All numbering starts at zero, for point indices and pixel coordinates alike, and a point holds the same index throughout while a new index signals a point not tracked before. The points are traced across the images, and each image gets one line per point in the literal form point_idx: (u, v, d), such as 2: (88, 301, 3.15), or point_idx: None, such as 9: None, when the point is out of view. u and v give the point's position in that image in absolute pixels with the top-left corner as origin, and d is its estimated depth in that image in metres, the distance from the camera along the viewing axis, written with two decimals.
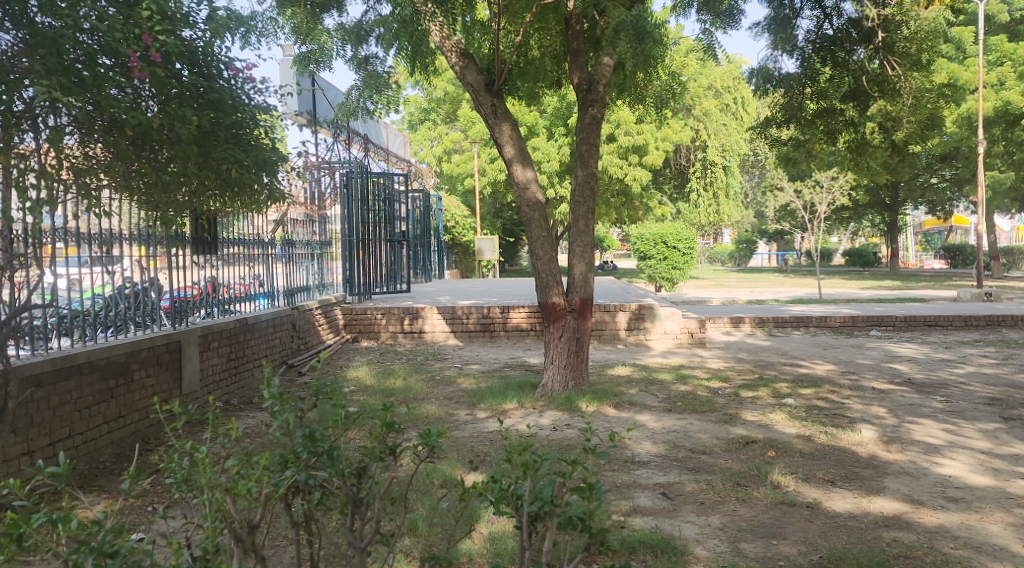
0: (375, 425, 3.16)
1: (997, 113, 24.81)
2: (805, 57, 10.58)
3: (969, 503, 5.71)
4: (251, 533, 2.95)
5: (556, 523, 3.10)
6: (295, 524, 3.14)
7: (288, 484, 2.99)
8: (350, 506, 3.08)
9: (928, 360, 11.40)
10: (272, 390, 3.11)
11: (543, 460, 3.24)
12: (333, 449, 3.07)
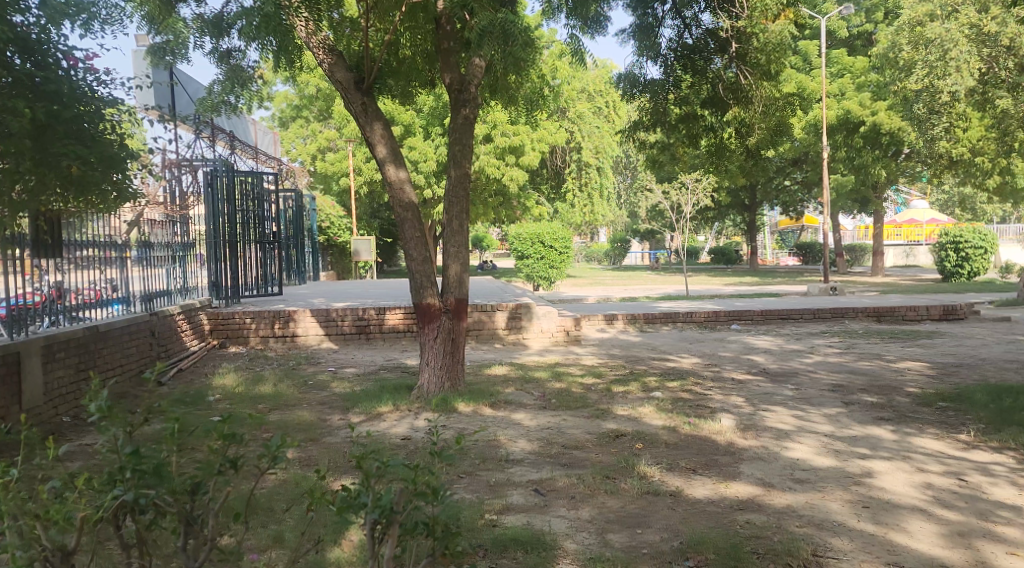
0: (212, 439, 3.03)
1: (840, 121, 26.85)
2: (667, 64, 11.13)
3: (813, 484, 6.13)
4: (65, 560, 2.85)
5: (399, 529, 3.14)
6: (125, 548, 2.98)
7: (111, 507, 2.85)
8: (183, 527, 2.99)
9: (782, 351, 12.11)
10: (96, 404, 2.90)
11: (387, 465, 3.20)
12: (161, 466, 2.90)
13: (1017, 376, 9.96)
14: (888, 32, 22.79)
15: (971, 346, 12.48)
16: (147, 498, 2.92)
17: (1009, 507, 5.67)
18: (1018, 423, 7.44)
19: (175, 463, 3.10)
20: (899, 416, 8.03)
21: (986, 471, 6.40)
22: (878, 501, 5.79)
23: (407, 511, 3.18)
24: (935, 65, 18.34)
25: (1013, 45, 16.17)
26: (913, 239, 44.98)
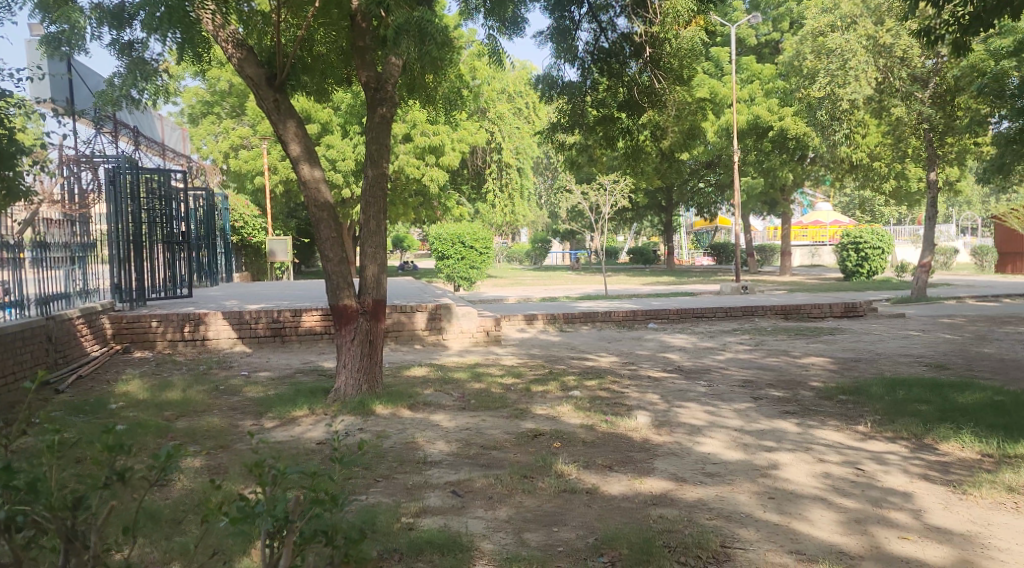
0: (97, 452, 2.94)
1: (750, 126, 27.67)
2: (584, 67, 11.20)
3: (723, 477, 6.29)
4: None
5: (297, 539, 3.13)
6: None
7: None
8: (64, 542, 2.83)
9: (695, 348, 12.39)
10: None
11: (283, 472, 3.19)
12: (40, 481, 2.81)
13: (912, 369, 10.45)
14: (793, 41, 23.61)
15: (872, 341, 13.02)
16: (26, 516, 2.81)
17: (902, 494, 5.94)
18: (911, 414, 7.80)
19: (58, 480, 3.01)
20: (803, 409, 8.32)
21: (882, 459, 6.69)
22: (783, 491, 5.99)
23: (304, 520, 3.17)
24: (836, 73, 19.07)
25: (906, 57, 18.19)
26: (818, 239, 46.69)
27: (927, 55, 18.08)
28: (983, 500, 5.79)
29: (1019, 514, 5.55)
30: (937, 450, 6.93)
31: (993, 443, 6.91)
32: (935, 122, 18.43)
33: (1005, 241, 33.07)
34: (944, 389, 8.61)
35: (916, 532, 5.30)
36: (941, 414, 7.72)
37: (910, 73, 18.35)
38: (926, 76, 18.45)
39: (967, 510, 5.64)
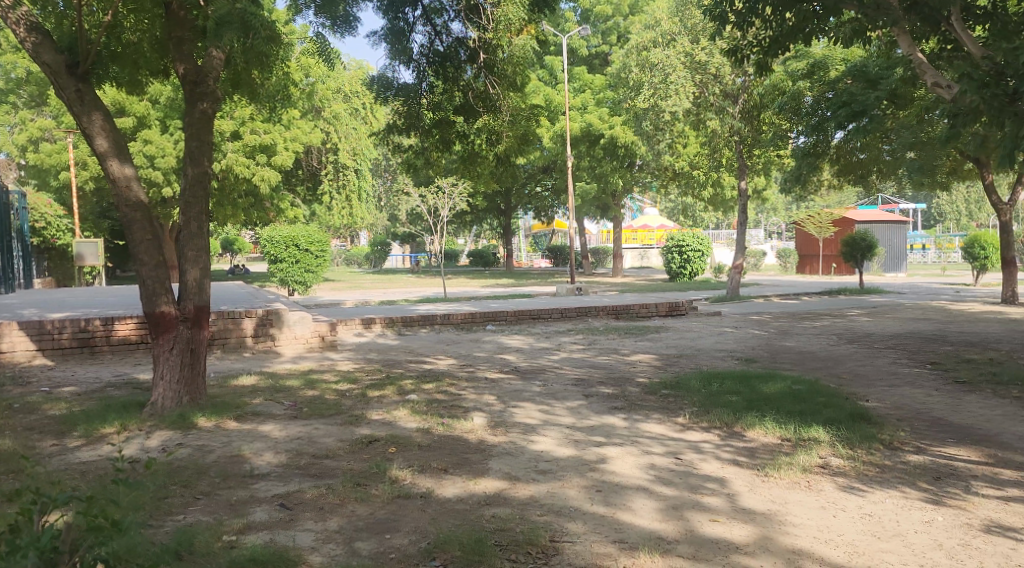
0: None
1: (583, 133, 28.52)
2: (420, 70, 11.05)
3: (554, 473, 6.41)
4: None
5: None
6: None
7: None
8: None
9: (531, 349, 12.60)
10: None
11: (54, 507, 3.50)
12: None
13: (727, 364, 11.08)
14: (621, 54, 24.55)
15: (694, 338, 13.71)
16: None
17: (716, 480, 6.27)
18: (722, 405, 8.27)
19: None
20: (630, 404, 8.63)
21: (698, 449, 7.04)
22: (610, 484, 6.17)
23: (85, 548, 3.54)
24: (659, 86, 19.89)
25: (719, 74, 19.37)
26: (646, 243, 48.79)
27: (736, 73, 19.32)
28: (783, 481, 6.22)
29: (814, 492, 6.00)
30: (745, 438, 7.37)
31: (792, 428, 7.44)
32: (744, 134, 19.75)
33: (803, 245, 35.95)
34: (752, 381, 9.21)
35: (726, 514, 5.61)
36: (749, 403, 8.23)
37: (723, 89, 19.53)
38: (736, 92, 19.73)
39: (770, 491, 6.04)
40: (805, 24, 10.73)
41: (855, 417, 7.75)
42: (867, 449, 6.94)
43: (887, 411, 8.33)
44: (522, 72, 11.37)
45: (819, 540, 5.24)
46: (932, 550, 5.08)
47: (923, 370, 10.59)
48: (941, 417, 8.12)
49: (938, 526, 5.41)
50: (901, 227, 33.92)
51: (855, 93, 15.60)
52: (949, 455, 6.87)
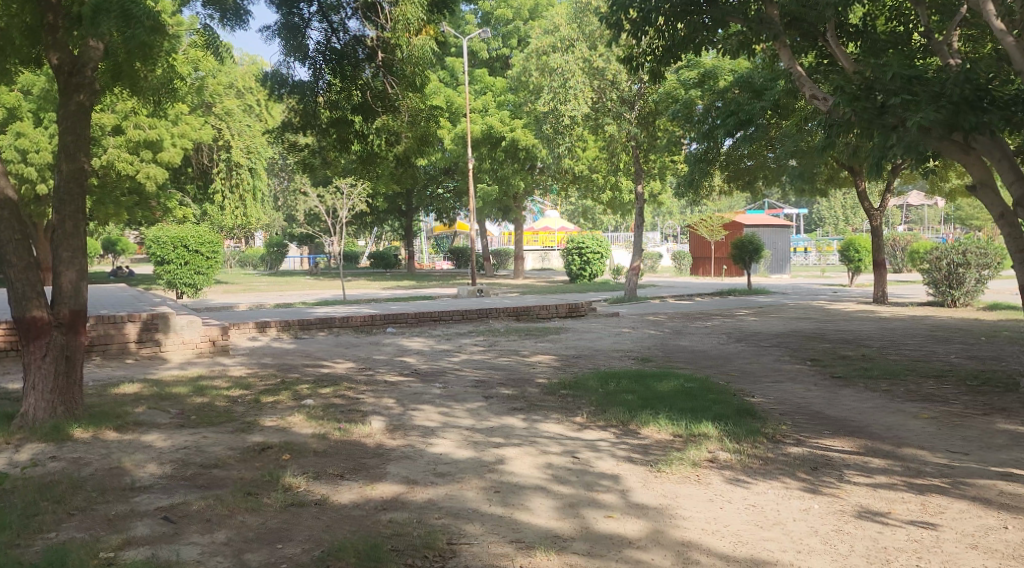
0: None
1: (483, 136, 28.53)
2: (316, 68, 10.81)
3: (453, 476, 6.38)
4: None
5: None
6: None
7: None
8: None
9: (431, 351, 12.53)
10: None
11: None
12: None
13: (623, 363, 11.30)
14: (521, 58, 24.69)
15: (592, 339, 13.92)
16: None
17: (611, 477, 6.37)
18: (618, 404, 8.42)
19: None
20: (529, 405, 8.69)
21: (594, 447, 7.14)
22: (508, 485, 6.19)
23: None
24: (558, 91, 20.06)
25: (616, 81, 19.80)
26: (547, 245, 49.28)
27: (632, 80, 19.85)
28: (674, 476, 6.37)
29: (702, 485, 6.18)
30: (640, 435, 7.53)
31: (684, 425, 7.64)
32: (640, 140, 20.23)
33: (697, 247, 36.97)
34: (647, 379, 9.42)
35: (620, 510, 5.71)
36: (644, 402, 8.41)
37: (620, 96, 19.99)
38: (632, 98, 20.18)
39: (662, 486, 6.18)
40: (694, 35, 10.96)
41: (742, 413, 8.04)
42: (752, 442, 7.20)
43: (771, 406, 8.67)
44: (422, 73, 11.13)
45: (706, 531, 5.39)
46: (810, 537, 5.30)
47: (805, 366, 11.07)
48: (821, 410, 8.51)
49: (816, 513, 5.66)
50: (786, 230, 35.54)
51: (741, 102, 16.50)
52: (827, 446, 7.20)
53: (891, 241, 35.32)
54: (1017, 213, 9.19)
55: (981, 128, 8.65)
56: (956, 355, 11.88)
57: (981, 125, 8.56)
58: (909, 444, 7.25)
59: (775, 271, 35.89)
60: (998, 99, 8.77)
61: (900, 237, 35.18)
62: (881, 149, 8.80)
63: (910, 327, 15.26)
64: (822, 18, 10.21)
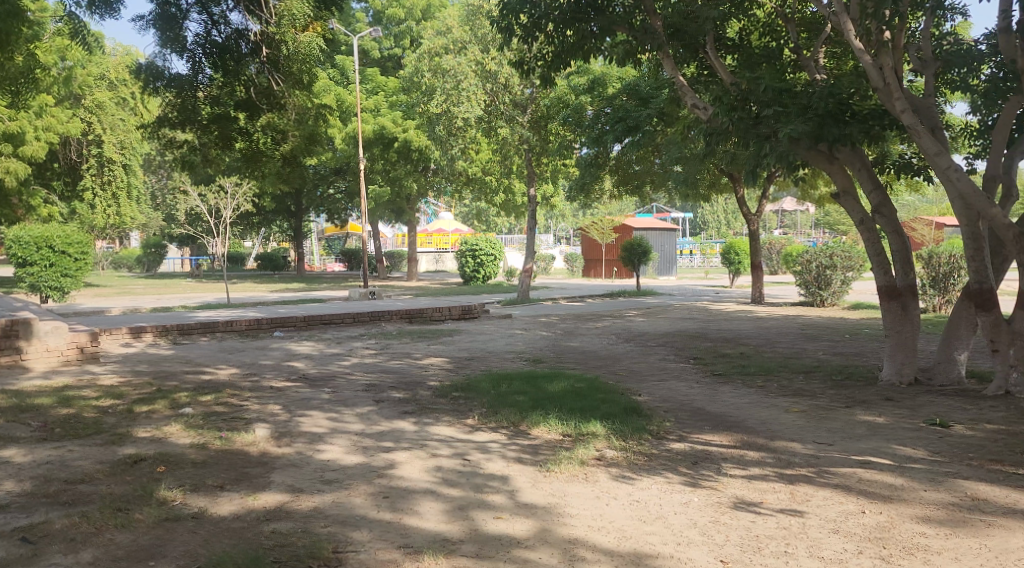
0: None
1: (376, 136, 28.02)
2: (195, 60, 10.46)
3: (340, 482, 6.26)
4: None
5: None
6: None
7: None
8: None
9: (320, 355, 12.28)
10: None
11: None
12: None
13: (515, 365, 11.36)
14: (413, 58, 24.51)
15: (484, 341, 13.95)
16: None
17: (500, 478, 6.40)
18: (510, 405, 8.46)
19: None
20: (420, 408, 8.62)
21: (485, 448, 7.16)
22: (396, 489, 6.12)
23: None
24: (450, 92, 19.89)
25: (509, 85, 19.96)
26: (441, 247, 49.15)
27: (525, 85, 20.05)
28: (563, 475, 6.45)
29: (589, 483, 6.27)
30: (530, 435, 7.59)
31: (572, 424, 7.75)
32: (532, 143, 20.45)
33: (589, 250, 37.60)
34: (538, 380, 9.50)
35: (509, 510, 5.74)
36: (534, 402, 8.48)
37: (512, 99, 20.21)
38: (524, 103, 20.40)
39: (551, 485, 6.25)
40: (582, 42, 11.22)
41: (629, 411, 8.22)
42: (638, 440, 7.37)
43: (657, 404, 8.90)
44: (309, 70, 10.83)
45: (592, 528, 5.47)
46: (689, 529, 5.46)
47: (688, 365, 11.43)
48: (702, 407, 8.79)
49: (696, 506, 5.84)
50: (672, 233, 36.62)
51: (630, 110, 16.90)
52: (707, 441, 7.44)
53: (767, 244, 36.97)
54: (874, 219, 9.77)
55: (843, 140, 9.14)
56: (825, 352, 12.52)
57: (843, 137, 9.05)
58: (781, 436, 7.58)
59: (663, 273, 36.91)
60: (857, 113, 9.30)
61: (776, 240, 36.87)
62: (757, 156, 9.16)
63: (784, 326, 15.98)
64: (703, 30, 10.59)
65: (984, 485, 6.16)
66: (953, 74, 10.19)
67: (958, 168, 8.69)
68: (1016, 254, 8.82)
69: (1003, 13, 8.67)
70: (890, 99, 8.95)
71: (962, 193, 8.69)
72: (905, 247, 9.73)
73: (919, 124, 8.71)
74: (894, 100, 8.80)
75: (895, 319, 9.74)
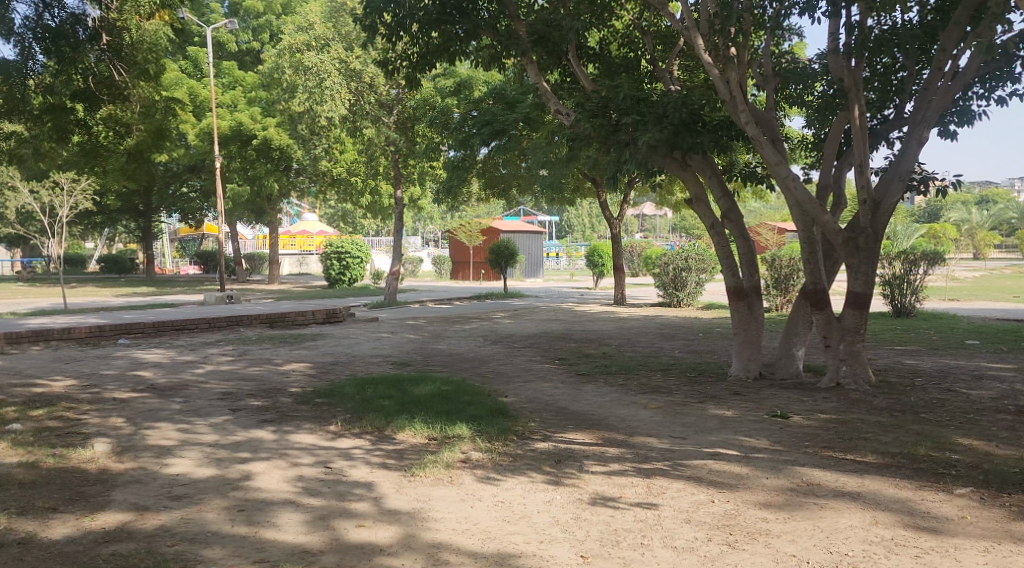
0: None
1: (232, 132, 27.08)
2: (24, 45, 9.68)
3: (190, 497, 5.94)
4: None
5: None
6: None
7: None
8: None
9: (172, 363, 11.66)
10: None
11: None
12: None
13: (380, 369, 11.18)
14: (273, 53, 23.78)
15: (348, 345, 13.66)
16: None
17: (362, 484, 6.25)
18: (374, 409, 8.29)
19: None
20: (279, 416, 8.33)
21: (348, 455, 6.98)
22: (252, 502, 5.87)
23: None
24: (313, 91, 19.31)
25: (374, 85, 19.70)
26: (305, 249, 47.90)
27: (390, 85, 19.85)
28: (427, 479, 6.38)
29: (454, 486, 6.23)
30: (394, 440, 7.46)
31: (438, 427, 7.68)
32: (398, 145, 20.35)
33: (457, 252, 37.62)
34: (403, 384, 9.37)
35: (372, 518, 5.62)
36: (399, 406, 8.35)
37: (378, 99, 19.92)
38: (390, 103, 20.17)
39: (415, 489, 6.16)
40: (447, 44, 11.12)
41: (494, 413, 8.23)
42: (503, 441, 7.40)
43: (521, 404, 8.95)
44: (155, 60, 10.66)
45: (456, 531, 5.43)
46: (551, 526, 5.50)
47: (552, 365, 11.60)
48: (566, 406, 8.91)
49: (558, 503, 5.90)
50: (537, 236, 37.17)
51: (496, 113, 17.05)
52: (570, 439, 7.55)
53: (629, 248, 38.11)
54: (723, 223, 10.21)
55: (695, 149, 9.52)
56: (680, 350, 13.00)
57: (695, 146, 9.43)
58: (640, 433, 7.79)
59: (529, 275, 37.38)
60: (708, 123, 9.70)
61: (637, 244, 38.08)
62: (617, 162, 9.56)
63: (644, 326, 16.49)
64: (565, 39, 10.80)
65: (821, 471, 6.53)
66: (791, 89, 10.79)
67: (796, 178, 9.21)
68: (844, 257, 9.41)
69: (832, 34, 9.25)
70: (735, 110, 9.38)
71: (798, 201, 9.23)
72: (750, 250, 10.20)
73: (761, 134, 9.16)
74: (740, 112, 9.22)
75: (742, 318, 10.22)
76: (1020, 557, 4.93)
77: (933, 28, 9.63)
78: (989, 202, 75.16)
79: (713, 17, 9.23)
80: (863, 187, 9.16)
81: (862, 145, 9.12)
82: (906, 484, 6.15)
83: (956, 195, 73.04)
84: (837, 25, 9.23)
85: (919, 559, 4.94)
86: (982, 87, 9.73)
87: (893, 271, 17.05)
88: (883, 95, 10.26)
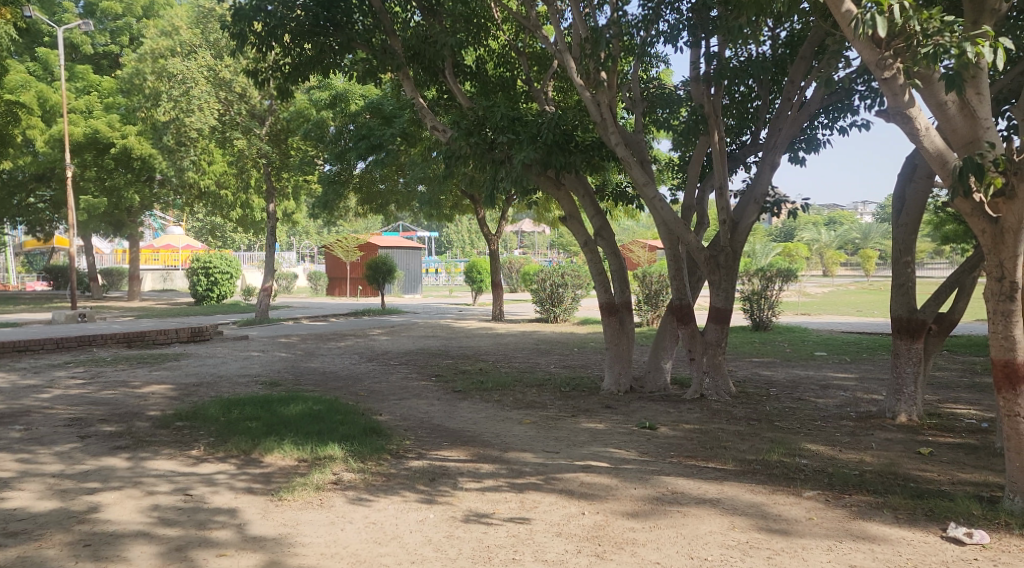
0: None
1: (87, 140, 25.60)
2: None
3: (28, 534, 5.53)
4: None
5: None
6: None
7: None
8: None
9: (13, 388, 10.85)
10: None
11: None
12: None
13: (246, 389, 10.79)
14: (132, 58, 22.66)
15: (213, 365, 13.13)
16: None
17: (225, 511, 6.00)
18: (240, 432, 7.96)
19: None
20: (135, 442, 7.89)
21: (210, 481, 6.68)
22: (99, 535, 5.52)
23: None
24: (179, 100, 18.62)
25: (244, 94, 19.12)
26: (169, 264, 45.84)
27: (261, 95, 19.31)
28: (295, 503, 6.18)
29: (324, 509, 6.06)
30: (261, 463, 7.20)
31: (308, 448, 7.47)
32: (270, 157, 19.67)
33: (334, 267, 36.90)
34: (272, 404, 9.06)
35: (233, 546, 5.39)
36: (268, 428, 8.07)
37: (249, 109, 19.39)
38: (263, 113, 19.66)
39: (281, 514, 5.96)
40: (321, 56, 10.94)
41: (367, 432, 8.08)
42: (375, 461, 7.27)
43: (395, 422, 8.83)
44: None
45: (324, 555, 5.28)
46: (423, 546, 5.44)
47: (428, 382, 11.48)
48: (440, 423, 8.86)
49: (430, 522, 5.84)
50: (416, 252, 36.92)
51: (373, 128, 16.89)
52: (444, 457, 7.50)
53: (508, 264, 38.31)
54: (596, 241, 10.43)
55: (568, 168, 9.73)
56: (554, 365, 13.18)
57: (568, 165, 9.65)
58: (513, 448, 7.83)
59: (407, 291, 37.08)
60: (579, 144, 9.95)
61: (515, 259, 38.29)
62: (493, 180, 9.64)
63: (520, 341, 16.62)
64: (441, 55, 10.75)
65: (683, 479, 6.74)
66: (658, 114, 11.15)
67: (663, 198, 9.51)
68: (707, 274, 9.75)
69: (692, 63, 9.66)
70: (607, 132, 9.64)
71: (666, 220, 9.53)
72: (621, 266, 10.45)
73: (631, 156, 9.42)
74: (610, 134, 9.47)
75: (614, 332, 10.44)
76: (860, 553, 5.23)
77: (783, 60, 10.19)
78: (841, 223, 79.81)
79: (584, 41, 9.48)
80: (722, 208, 9.54)
81: (722, 168, 9.51)
82: (760, 489, 6.43)
83: (809, 216, 77.37)
84: (697, 54, 9.66)
85: (771, 560, 5.16)
86: (826, 117, 10.35)
87: (753, 287, 17.84)
88: (740, 122, 10.81)
